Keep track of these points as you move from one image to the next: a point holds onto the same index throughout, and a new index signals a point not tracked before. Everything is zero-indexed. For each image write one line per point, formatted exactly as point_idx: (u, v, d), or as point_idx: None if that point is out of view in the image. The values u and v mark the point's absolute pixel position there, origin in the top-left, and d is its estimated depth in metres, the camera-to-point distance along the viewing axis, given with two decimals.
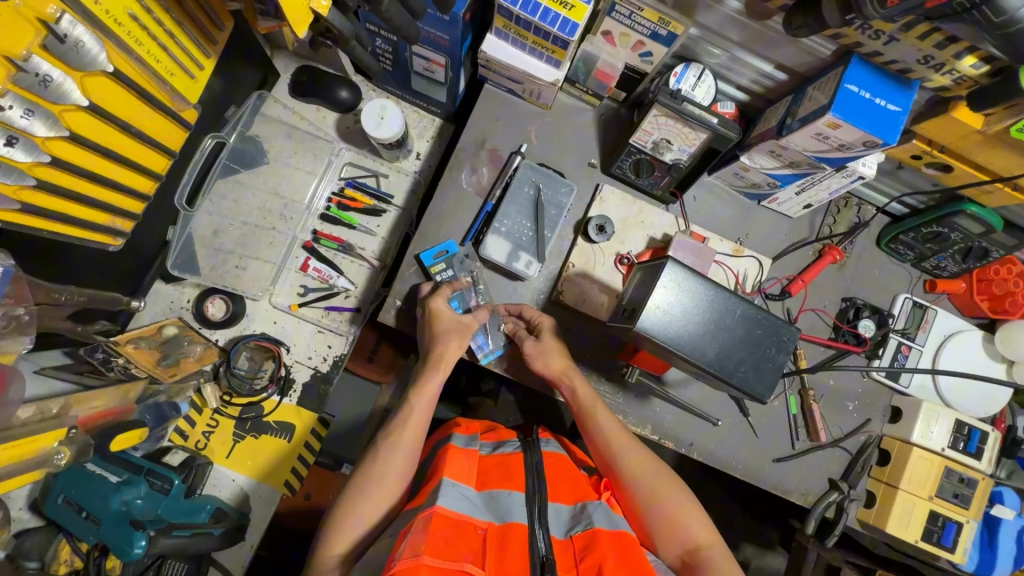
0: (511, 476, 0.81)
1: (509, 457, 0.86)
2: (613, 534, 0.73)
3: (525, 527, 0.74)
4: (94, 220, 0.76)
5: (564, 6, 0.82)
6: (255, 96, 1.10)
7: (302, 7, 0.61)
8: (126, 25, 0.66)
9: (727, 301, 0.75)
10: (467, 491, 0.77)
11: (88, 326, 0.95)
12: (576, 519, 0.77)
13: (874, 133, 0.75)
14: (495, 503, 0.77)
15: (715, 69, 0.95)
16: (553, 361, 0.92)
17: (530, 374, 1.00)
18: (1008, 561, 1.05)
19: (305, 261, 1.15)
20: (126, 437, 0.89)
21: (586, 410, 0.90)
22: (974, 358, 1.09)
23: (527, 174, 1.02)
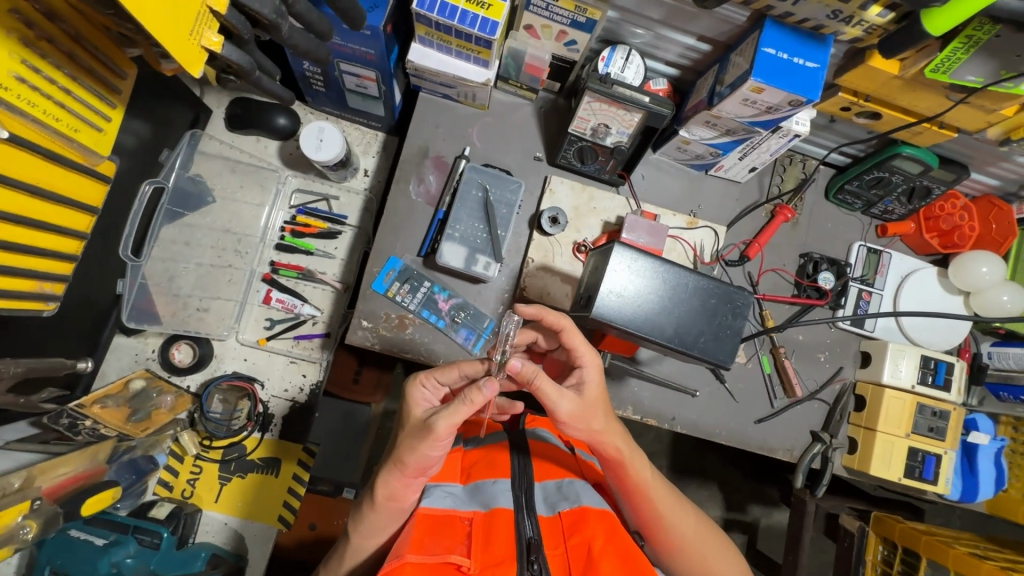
0: (495, 466, 0.82)
1: (493, 449, 0.87)
2: (598, 512, 0.72)
3: (510, 512, 0.72)
4: (19, 288, 0.74)
5: (481, 7, 0.83)
6: (189, 135, 1.08)
7: (194, 48, 0.61)
8: (14, 90, 0.65)
9: (679, 276, 0.76)
10: (451, 488, 0.78)
11: (32, 396, 0.88)
12: (563, 496, 0.76)
13: (796, 92, 0.76)
14: (480, 492, 0.76)
15: (642, 49, 0.96)
16: (597, 427, 0.74)
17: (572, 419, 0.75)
18: (990, 484, 1.08)
19: (267, 294, 1.14)
20: (97, 498, 0.87)
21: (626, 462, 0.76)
22: (932, 294, 1.12)
23: (473, 177, 1.01)
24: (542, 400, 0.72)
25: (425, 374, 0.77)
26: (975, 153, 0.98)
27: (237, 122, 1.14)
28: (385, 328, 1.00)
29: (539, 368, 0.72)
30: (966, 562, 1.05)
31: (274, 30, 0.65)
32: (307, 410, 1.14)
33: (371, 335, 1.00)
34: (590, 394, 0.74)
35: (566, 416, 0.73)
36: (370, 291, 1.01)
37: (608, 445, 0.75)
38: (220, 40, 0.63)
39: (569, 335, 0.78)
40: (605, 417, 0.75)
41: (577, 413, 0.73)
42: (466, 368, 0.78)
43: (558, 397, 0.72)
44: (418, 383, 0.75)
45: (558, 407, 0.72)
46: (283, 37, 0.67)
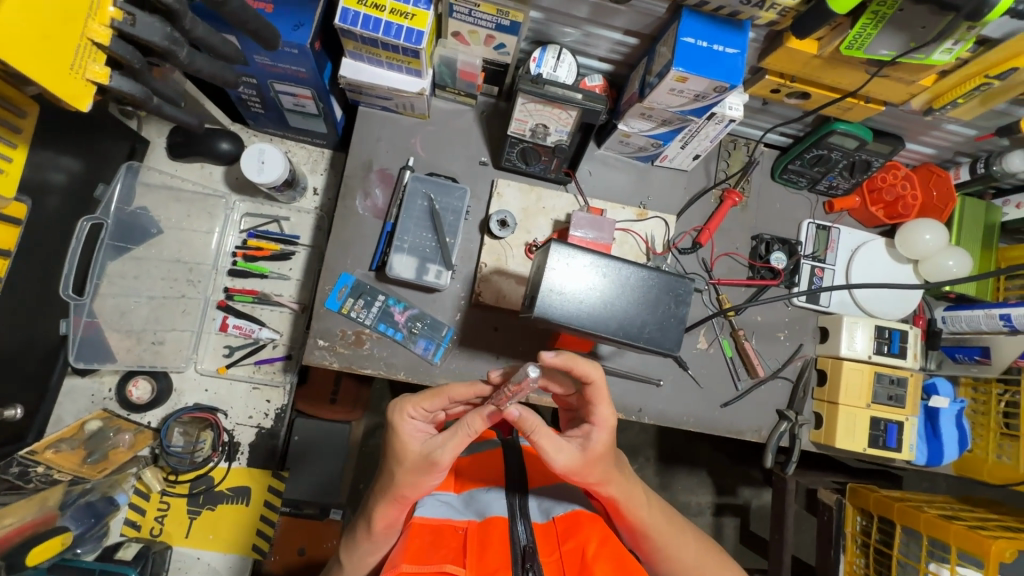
0: (489, 475, 0.82)
1: (489, 459, 0.87)
2: (591, 517, 0.73)
3: (504, 520, 0.72)
4: None
5: (404, 18, 0.83)
6: (124, 169, 1.04)
7: (75, 79, 0.60)
8: None
9: (618, 271, 0.77)
10: (447, 497, 0.79)
11: None
12: (557, 502, 0.76)
13: (718, 79, 0.78)
14: (475, 502, 0.77)
15: (573, 47, 0.96)
16: (590, 481, 0.72)
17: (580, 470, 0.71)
18: (953, 445, 1.10)
19: (223, 321, 1.13)
20: (44, 548, 0.88)
21: (620, 501, 0.75)
22: (883, 265, 1.14)
23: (418, 187, 1.00)
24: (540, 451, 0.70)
25: (412, 405, 0.71)
26: (908, 125, 1.00)
27: (179, 151, 1.12)
28: (342, 345, 1.00)
29: (540, 421, 0.69)
30: (936, 525, 1.06)
31: (170, 58, 0.65)
32: (274, 436, 1.13)
33: (329, 353, 0.99)
34: (594, 449, 0.71)
35: (564, 469, 0.70)
36: (324, 310, 1.00)
37: (604, 492, 0.74)
38: (104, 71, 0.62)
39: (595, 391, 0.71)
40: (604, 470, 0.72)
41: (575, 467, 0.70)
42: (454, 395, 0.72)
43: (558, 450, 0.69)
44: (406, 417, 0.70)
45: (555, 460, 0.69)
46: (182, 62, 0.67)
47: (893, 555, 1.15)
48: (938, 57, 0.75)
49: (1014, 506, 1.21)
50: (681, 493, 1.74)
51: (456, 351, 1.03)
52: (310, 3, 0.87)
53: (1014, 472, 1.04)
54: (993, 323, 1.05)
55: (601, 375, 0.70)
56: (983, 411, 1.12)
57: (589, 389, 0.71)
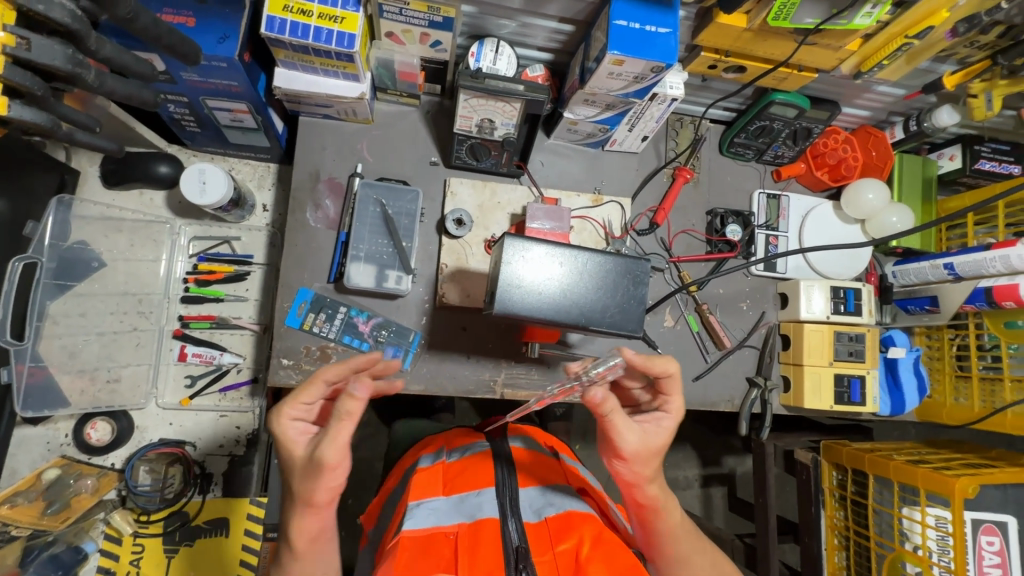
0: (478, 474, 0.81)
1: (478, 457, 0.85)
2: (584, 514, 0.73)
3: (496, 520, 0.72)
4: None
5: (334, 22, 0.82)
6: (55, 204, 0.99)
7: None
8: None
9: (574, 258, 0.77)
10: (434, 503, 0.76)
11: None
12: (548, 502, 0.76)
13: (653, 59, 0.78)
14: (465, 504, 0.76)
15: (511, 38, 0.96)
16: (643, 474, 0.72)
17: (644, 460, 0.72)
18: (913, 392, 1.15)
19: (181, 350, 1.09)
20: None
21: (656, 503, 0.75)
22: (833, 227, 1.17)
23: (367, 194, 0.97)
24: (608, 432, 0.70)
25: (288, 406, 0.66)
26: (842, 90, 1.03)
27: (114, 179, 1.07)
28: (308, 362, 0.97)
29: (616, 405, 0.70)
30: (904, 471, 1.10)
31: (77, 82, 0.62)
32: (248, 462, 1.09)
33: (294, 372, 0.97)
34: (655, 441, 0.73)
35: (628, 453, 0.71)
36: (285, 327, 0.97)
37: (644, 491, 0.74)
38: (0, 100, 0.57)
39: (671, 381, 0.77)
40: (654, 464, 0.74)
41: (643, 451, 0.71)
42: (329, 378, 0.65)
43: (633, 435, 0.70)
44: (283, 417, 0.65)
45: (624, 441, 0.70)
46: (92, 86, 0.63)
47: (869, 505, 1.19)
48: (860, 21, 0.77)
49: (977, 444, 1.27)
50: (668, 468, 1.78)
51: (426, 354, 1.02)
52: (235, 15, 0.84)
53: (969, 413, 1.10)
54: (939, 273, 1.10)
55: (678, 371, 0.75)
56: (938, 357, 1.18)
57: (665, 382, 0.76)
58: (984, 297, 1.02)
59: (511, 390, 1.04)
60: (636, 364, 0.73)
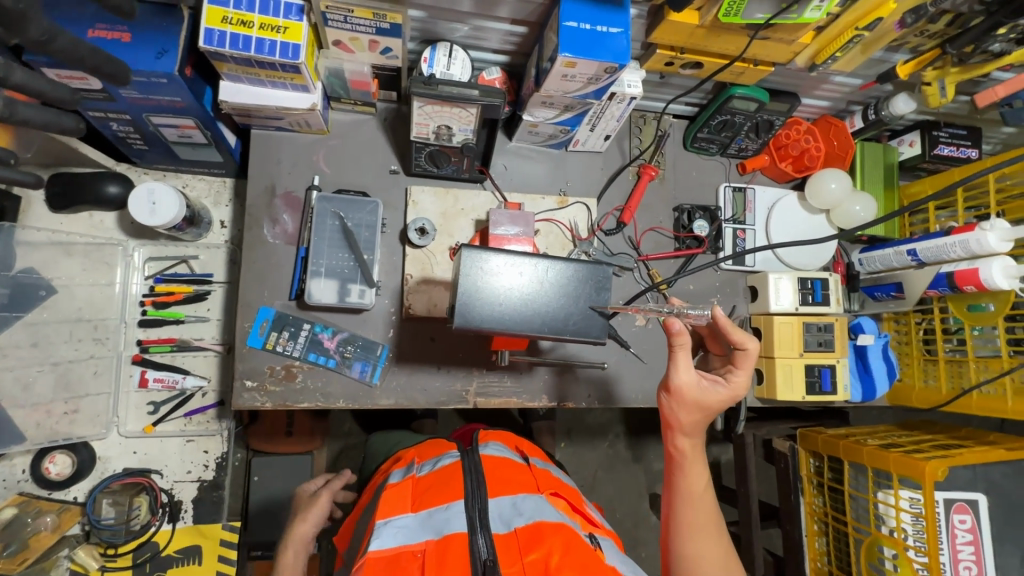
0: (447, 487, 0.79)
1: (447, 469, 0.84)
2: (553, 524, 0.72)
3: (464, 535, 0.71)
4: None
5: (276, 32, 0.79)
6: None
7: None
8: None
9: (533, 268, 0.75)
10: (402, 520, 0.74)
11: None
12: (518, 512, 0.75)
13: (605, 60, 0.77)
14: (433, 519, 0.74)
15: (465, 41, 0.94)
16: (682, 418, 0.83)
17: (684, 405, 0.82)
18: (883, 378, 1.17)
19: (142, 376, 1.05)
20: None
21: (682, 456, 0.84)
22: (798, 218, 1.17)
23: (324, 207, 0.94)
24: (669, 362, 0.82)
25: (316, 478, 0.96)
26: (800, 82, 1.03)
27: (59, 203, 1.03)
28: (272, 383, 0.95)
29: (687, 345, 0.79)
30: (876, 456, 1.12)
31: None
32: (218, 486, 1.06)
33: (259, 393, 0.94)
34: (700, 398, 0.81)
35: (676, 389, 0.81)
36: (246, 348, 0.94)
37: (677, 439, 0.84)
38: None
39: (744, 357, 0.83)
40: (695, 419, 0.84)
41: (685, 395, 0.81)
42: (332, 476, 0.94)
43: (685, 375, 0.80)
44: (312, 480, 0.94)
45: (676, 373, 0.81)
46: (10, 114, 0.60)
47: (846, 490, 1.21)
48: (810, 15, 0.77)
49: (947, 424, 1.30)
50: (653, 462, 1.79)
51: (395, 368, 1.00)
52: (173, 28, 0.81)
53: (938, 396, 1.11)
54: (902, 259, 1.10)
55: (754, 348, 0.82)
56: (907, 340, 1.19)
57: (740, 355, 0.83)
58: (946, 282, 1.03)
59: (483, 398, 1.03)
60: (721, 325, 0.80)
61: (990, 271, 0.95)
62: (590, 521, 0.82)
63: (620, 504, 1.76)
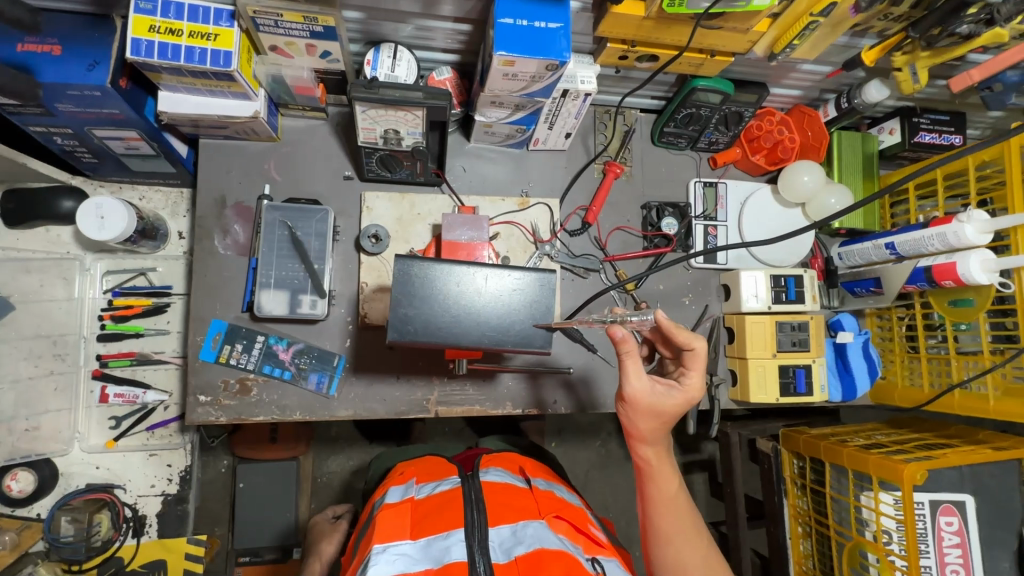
0: (447, 514, 0.79)
1: (447, 494, 0.84)
2: (554, 552, 0.71)
3: (464, 562, 0.71)
4: None
5: (207, 39, 0.76)
6: None
7: None
8: None
9: (471, 277, 0.72)
10: (401, 547, 0.74)
11: None
12: (518, 539, 0.75)
13: (544, 57, 0.73)
14: (433, 546, 0.74)
15: (411, 41, 0.91)
16: (640, 427, 0.80)
17: (642, 415, 0.79)
18: (864, 377, 1.12)
19: (102, 391, 1.05)
20: None
21: (647, 466, 0.82)
22: (772, 212, 1.13)
23: (273, 218, 0.92)
24: (620, 373, 0.78)
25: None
26: (767, 71, 0.99)
27: (13, 218, 1.01)
28: (227, 397, 0.94)
29: (633, 351, 0.76)
30: (857, 458, 1.08)
31: None
32: (182, 500, 1.06)
33: (213, 408, 0.93)
34: (658, 405, 0.78)
35: (631, 399, 0.78)
36: (199, 362, 0.93)
37: (640, 448, 0.82)
38: None
39: (694, 358, 0.79)
40: (654, 426, 0.81)
41: (640, 403, 0.78)
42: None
43: (638, 383, 0.77)
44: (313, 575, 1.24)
45: (628, 384, 0.77)
46: None
47: (827, 493, 1.17)
48: (759, 3, 0.72)
49: (936, 421, 1.25)
50: None
51: (352, 378, 0.98)
52: (105, 39, 0.79)
53: (920, 394, 1.06)
54: (881, 254, 1.06)
55: (702, 348, 0.78)
56: (890, 336, 1.15)
57: (689, 356, 0.79)
58: (924, 277, 0.98)
59: (445, 407, 1.01)
60: (665, 328, 0.76)
61: (969, 266, 0.90)
62: (593, 541, 0.81)
63: (610, 506, 1.73)
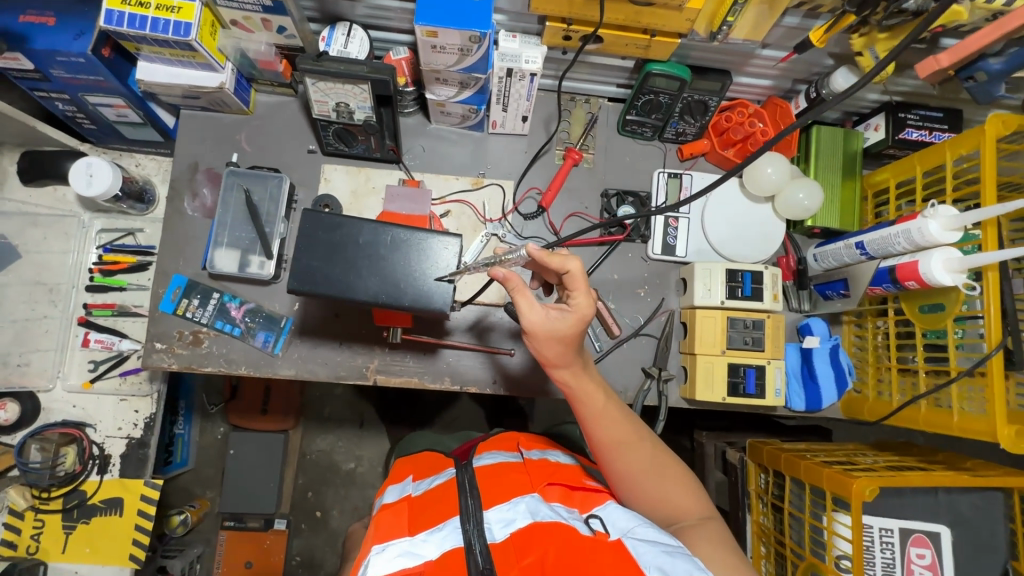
0: (444, 504, 0.76)
1: (442, 486, 0.81)
2: (550, 525, 0.70)
3: (462, 549, 0.69)
4: None
5: (171, 11, 0.84)
6: None
7: None
8: None
9: (374, 233, 0.77)
10: (400, 543, 0.70)
11: None
12: (513, 516, 0.73)
13: (465, 27, 0.76)
14: (433, 538, 0.71)
15: (368, 21, 0.96)
16: (547, 355, 0.79)
17: (548, 343, 0.78)
18: (831, 386, 1.05)
19: (85, 336, 1.14)
20: None
21: (573, 390, 0.82)
22: (739, 205, 1.09)
23: (233, 181, 0.98)
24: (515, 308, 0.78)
25: None
26: (728, 57, 0.96)
27: (26, 176, 1.14)
28: (180, 346, 1.00)
29: (520, 283, 0.77)
30: (813, 471, 1.00)
31: None
32: (144, 445, 1.13)
33: (167, 355, 1.00)
34: (559, 330, 0.77)
35: (533, 329, 0.77)
36: (158, 312, 1.00)
37: (556, 373, 0.82)
38: None
39: (573, 281, 0.77)
40: (562, 351, 0.79)
41: (539, 334, 0.78)
42: None
43: (532, 314, 0.77)
44: None
45: (524, 317, 0.77)
46: None
47: (785, 509, 1.09)
48: None
49: (924, 445, 1.15)
50: None
51: (297, 340, 1.02)
52: (91, 12, 0.89)
53: (887, 407, 0.98)
54: (852, 254, 0.98)
55: (577, 268, 0.75)
56: (864, 346, 1.07)
57: (567, 279, 0.77)
58: (889, 277, 0.91)
59: (382, 376, 1.03)
60: (536, 258, 0.76)
61: (930, 264, 0.83)
62: (592, 493, 0.82)
63: None
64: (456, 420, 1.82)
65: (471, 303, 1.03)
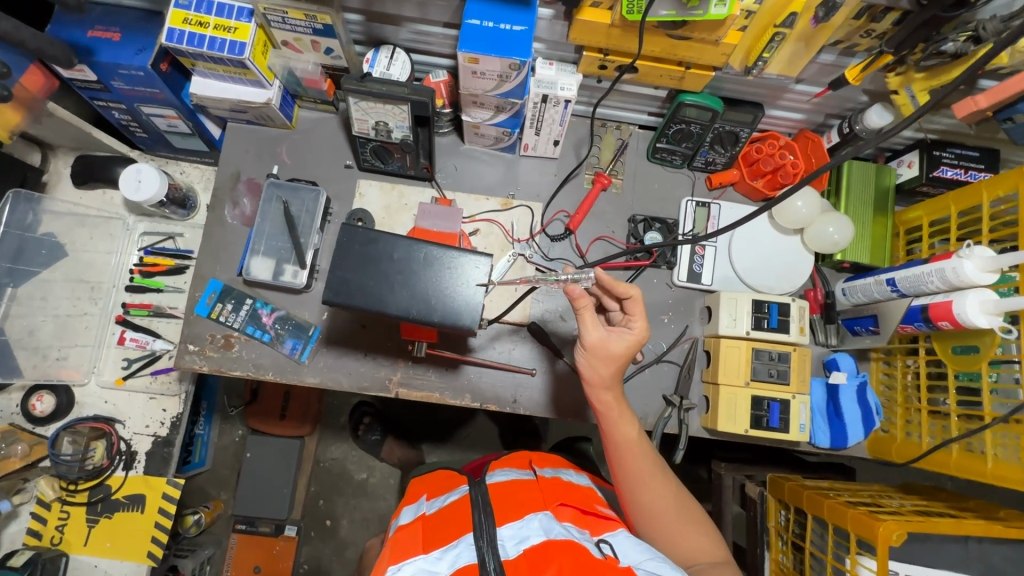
0: (457, 523, 0.76)
1: (456, 504, 0.81)
2: (562, 542, 0.68)
3: (474, 566, 0.68)
4: None
5: (228, 31, 0.89)
6: (9, 196, 1.06)
7: None
8: None
9: (408, 250, 0.79)
10: (415, 562, 0.70)
11: None
12: (526, 534, 0.71)
13: (506, 55, 0.78)
14: (447, 554, 0.70)
15: (410, 44, 0.99)
16: (601, 372, 0.82)
17: (604, 362, 0.81)
18: (857, 426, 1.03)
19: (121, 334, 1.19)
20: None
21: (608, 415, 0.84)
22: (767, 237, 1.09)
23: (272, 192, 1.02)
24: (578, 324, 0.81)
25: None
26: (761, 90, 0.97)
27: (79, 179, 1.20)
28: (212, 349, 1.03)
29: (587, 302, 0.80)
30: (836, 511, 0.98)
31: None
32: (169, 443, 1.16)
33: (198, 357, 1.03)
34: (613, 351, 0.80)
35: (591, 347, 0.81)
36: (194, 315, 1.04)
37: (600, 394, 0.84)
38: None
39: (633, 305, 0.81)
40: (612, 373, 0.82)
41: (599, 352, 0.81)
42: None
43: (595, 332, 0.80)
44: None
45: (585, 333, 0.80)
46: None
47: (805, 549, 1.06)
48: (717, 11, 0.73)
49: (953, 492, 1.11)
50: None
51: (324, 349, 1.04)
52: (153, 30, 0.94)
53: (915, 449, 0.96)
54: (883, 291, 0.97)
55: (640, 295, 0.79)
56: (893, 385, 1.05)
57: (629, 303, 0.81)
58: (920, 316, 0.90)
59: (404, 389, 1.04)
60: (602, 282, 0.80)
61: (965, 305, 0.82)
62: (603, 518, 0.80)
63: None
64: (470, 438, 1.83)
65: (495, 323, 1.04)
